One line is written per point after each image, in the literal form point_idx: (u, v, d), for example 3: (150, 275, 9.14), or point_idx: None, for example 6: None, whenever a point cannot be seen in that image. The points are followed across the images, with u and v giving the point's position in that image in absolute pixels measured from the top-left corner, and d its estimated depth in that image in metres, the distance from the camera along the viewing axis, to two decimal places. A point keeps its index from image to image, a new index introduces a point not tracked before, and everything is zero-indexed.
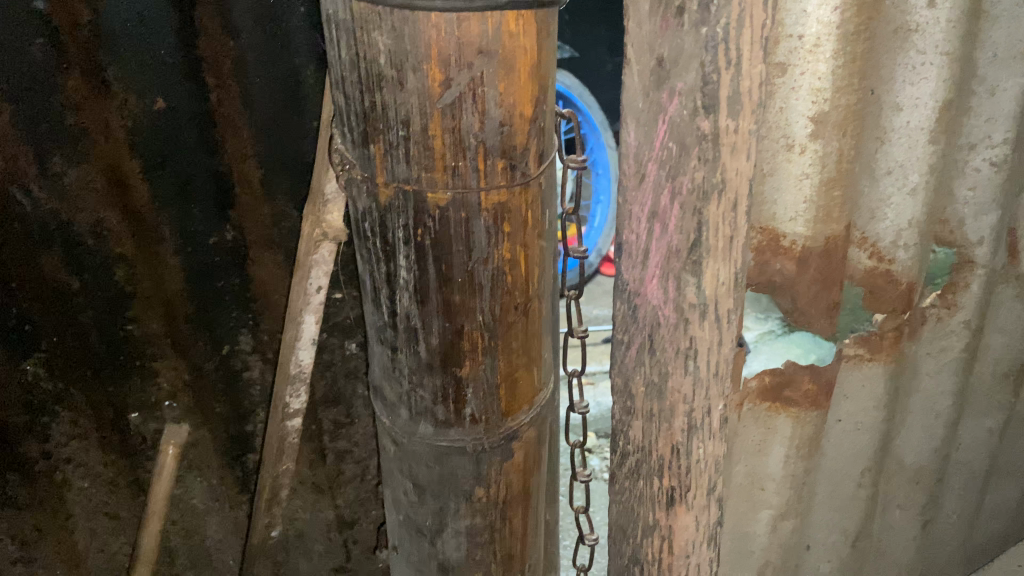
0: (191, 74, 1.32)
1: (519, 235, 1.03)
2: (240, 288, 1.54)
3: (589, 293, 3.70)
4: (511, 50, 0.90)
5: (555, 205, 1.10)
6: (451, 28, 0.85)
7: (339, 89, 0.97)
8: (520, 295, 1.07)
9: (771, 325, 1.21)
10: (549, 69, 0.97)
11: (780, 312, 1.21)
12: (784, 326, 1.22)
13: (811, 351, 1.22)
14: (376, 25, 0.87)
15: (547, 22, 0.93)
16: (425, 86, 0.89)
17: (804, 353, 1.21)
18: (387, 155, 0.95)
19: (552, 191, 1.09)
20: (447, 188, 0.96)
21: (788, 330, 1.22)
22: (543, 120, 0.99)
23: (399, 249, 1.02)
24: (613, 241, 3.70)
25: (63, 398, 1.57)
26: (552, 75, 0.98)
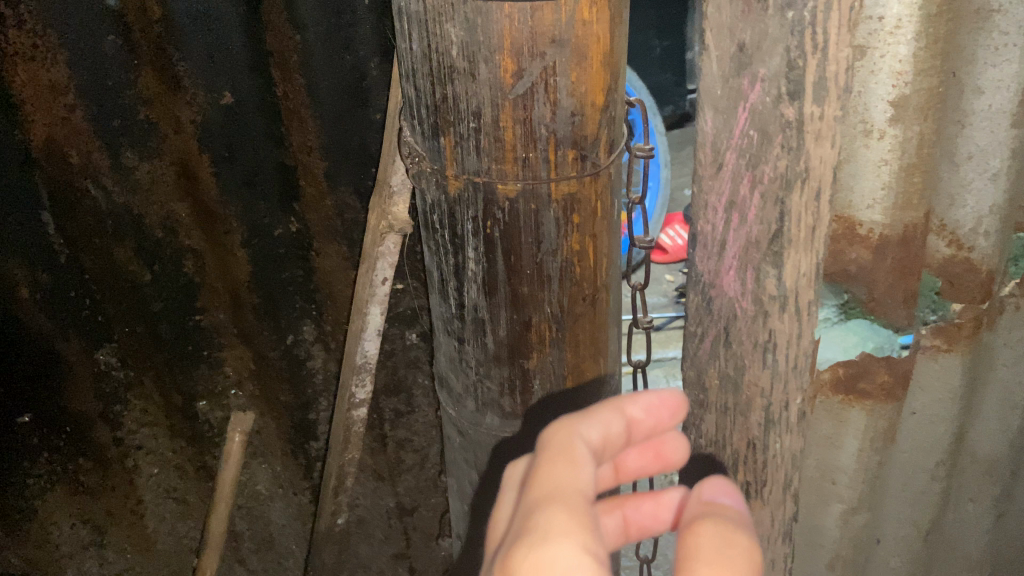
0: (258, 69, 1.32)
1: (588, 226, 1.02)
2: (305, 279, 1.56)
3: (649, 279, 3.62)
4: (584, 38, 0.88)
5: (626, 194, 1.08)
6: (525, 17, 0.85)
7: (409, 82, 0.96)
8: (588, 286, 1.06)
9: (826, 312, 1.17)
10: (622, 56, 0.95)
11: (836, 299, 1.17)
12: (840, 312, 1.18)
13: (867, 339, 1.18)
14: (449, 16, 0.87)
15: (620, 8, 0.91)
16: (497, 77, 0.88)
17: (860, 342, 1.18)
18: (457, 146, 0.95)
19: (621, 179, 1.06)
20: (517, 179, 0.95)
21: (844, 318, 1.18)
22: (618, 109, 0.98)
23: (468, 241, 1.01)
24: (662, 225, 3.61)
25: (134, 386, 1.62)
26: (625, 62, 0.96)
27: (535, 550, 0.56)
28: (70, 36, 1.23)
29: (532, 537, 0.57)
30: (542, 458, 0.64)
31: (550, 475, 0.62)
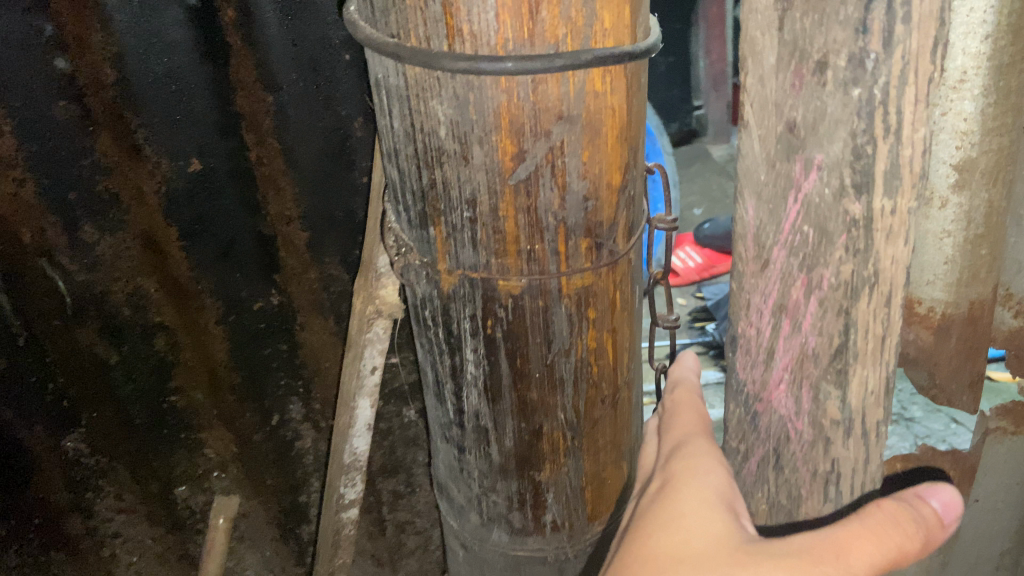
0: (228, 131, 1.20)
1: (606, 320, 0.87)
2: (290, 353, 1.43)
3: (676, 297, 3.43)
4: (596, 111, 0.74)
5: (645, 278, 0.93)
6: (526, 92, 0.71)
7: (392, 162, 0.82)
8: (607, 386, 0.91)
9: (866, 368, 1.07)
10: (641, 125, 0.82)
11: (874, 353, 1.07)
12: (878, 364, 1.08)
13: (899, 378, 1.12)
14: (435, 92, 0.72)
15: (639, 74, 0.77)
16: (494, 161, 0.74)
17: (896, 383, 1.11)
18: (450, 238, 0.80)
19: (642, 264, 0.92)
20: (521, 275, 0.81)
21: None
22: (637, 186, 0.84)
23: (465, 342, 0.87)
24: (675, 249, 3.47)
25: (107, 473, 1.47)
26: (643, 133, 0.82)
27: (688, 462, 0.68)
28: (17, 104, 1.09)
29: (682, 453, 0.70)
30: (679, 411, 0.78)
31: (688, 423, 0.75)
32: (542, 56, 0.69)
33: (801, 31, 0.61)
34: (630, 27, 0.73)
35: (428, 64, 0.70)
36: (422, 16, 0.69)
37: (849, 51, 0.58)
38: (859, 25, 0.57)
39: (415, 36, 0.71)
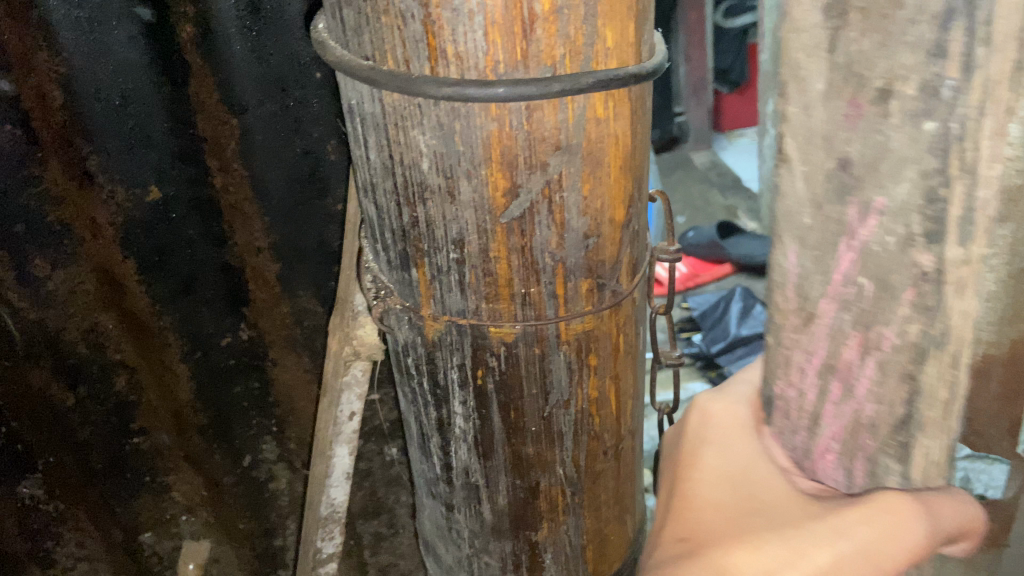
0: (190, 156, 1.11)
1: (608, 367, 0.79)
2: (261, 391, 1.35)
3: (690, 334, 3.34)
4: (597, 139, 0.66)
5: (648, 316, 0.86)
6: (520, 119, 0.63)
7: (369, 198, 0.74)
8: (609, 437, 0.82)
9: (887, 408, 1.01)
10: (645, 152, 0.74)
11: None
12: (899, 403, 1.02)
13: None
14: (416, 121, 0.64)
15: (642, 97, 0.70)
16: (484, 197, 0.66)
17: None
18: (435, 282, 0.72)
19: (644, 301, 0.84)
20: (515, 321, 0.72)
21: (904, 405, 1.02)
22: (642, 220, 0.76)
23: (453, 394, 0.78)
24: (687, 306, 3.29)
25: (67, 519, 1.34)
26: (646, 161, 0.74)
27: (724, 396, 0.63)
28: None
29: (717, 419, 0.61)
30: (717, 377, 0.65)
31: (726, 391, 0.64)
32: (538, 81, 0.61)
33: (857, 53, 0.46)
34: (636, 47, 0.66)
35: (408, 90, 0.62)
36: (400, 37, 0.61)
37: (921, 78, 0.45)
38: (931, 48, 0.44)
39: (394, 58, 0.62)
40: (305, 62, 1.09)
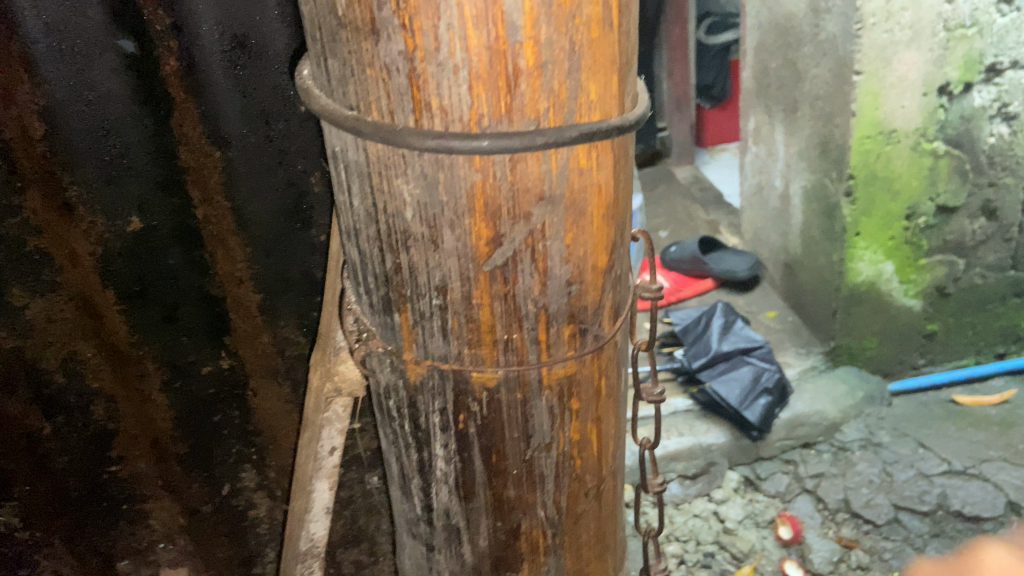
0: (172, 187, 1.11)
1: (590, 410, 0.79)
2: (242, 419, 1.35)
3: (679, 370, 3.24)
4: (580, 190, 0.66)
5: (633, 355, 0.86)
6: (503, 170, 0.63)
7: (352, 242, 0.74)
8: (591, 478, 0.82)
9: None
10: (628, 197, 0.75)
11: None
12: None
13: None
14: (400, 170, 0.64)
15: (625, 146, 0.70)
16: (467, 246, 0.66)
17: None
18: (418, 328, 0.72)
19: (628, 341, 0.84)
20: (498, 366, 0.72)
21: None
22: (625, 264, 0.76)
23: (435, 437, 0.78)
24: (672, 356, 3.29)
25: (42, 548, 1.32)
26: (630, 207, 0.74)
27: None
28: None
29: None
30: None
31: None
32: (522, 134, 0.61)
33: None
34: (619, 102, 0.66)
35: (391, 141, 0.62)
36: (385, 88, 0.61)
37: None
38: None
39: (378, 109, 0.62)
40: (289, 96, 1.10)
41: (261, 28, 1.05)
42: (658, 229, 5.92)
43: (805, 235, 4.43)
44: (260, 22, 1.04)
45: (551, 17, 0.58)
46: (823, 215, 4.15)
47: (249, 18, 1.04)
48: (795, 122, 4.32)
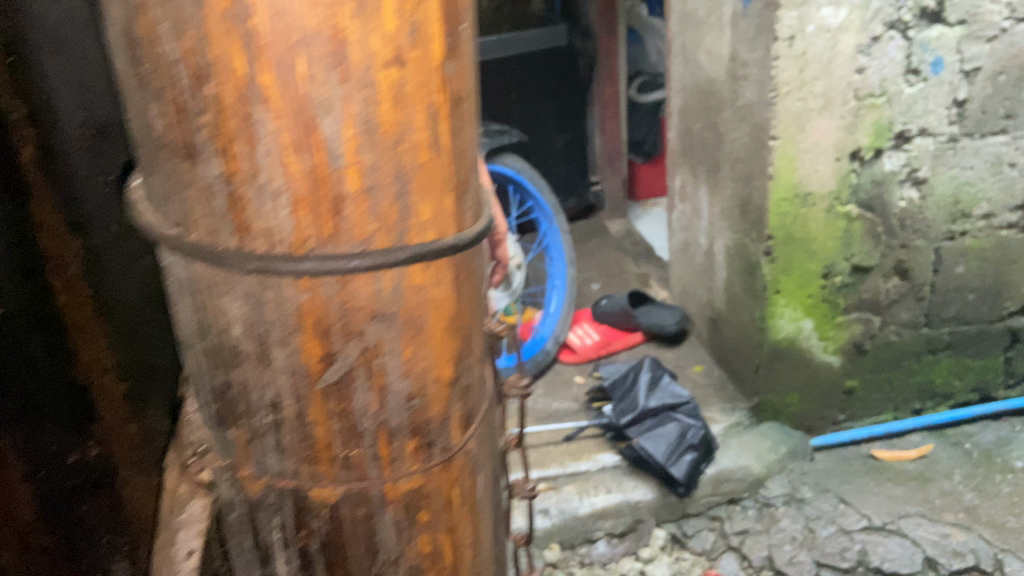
0: (31, 275, 1.27)
1: (439, 517, 1.08)
2: (109, 508, 1.53)
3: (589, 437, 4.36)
4: (415, 304, 0.95)
5: (481, 464, 1.14)
6: (332, 288, 0.91)
7: (191, 360, 1.03)
8: (445, 564, 1.11)
9: None
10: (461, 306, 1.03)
11: None
12: None
13: None
14: (226, 290, 0.93)
15: (462, 280, 1.01)
16: (301, 363, 0.94)
17: None
18: (254, 441, 0.99)
19: (474, 458, 1.12)
20: (335, 480, 1.00)
21: None
22: (466, 379, 1.05)
23: (278, 555, 1.05)
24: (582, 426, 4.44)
25: None
26: (472, 328, 1.05)
27: None
28: None
29: None
30: None
31: None
32: (347, 248, 0.89)
33: None
34: (437, 219, 0.94)
35: (233, 263, 0.90)
36: (209, 205, 0.89)
37: None
38: None
39: (222, 238, 0.90)
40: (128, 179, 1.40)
41: (105, 111, 1.35)
42: (590, 283, 6.02)
43: (727, 292, 4.57)
44: (108, 102, 1.34)
45: (366, 152, 0.87)
46: (745, 273, 4.30)
47: (96, 105, 1.33)
48: (716, 183, 4.48)
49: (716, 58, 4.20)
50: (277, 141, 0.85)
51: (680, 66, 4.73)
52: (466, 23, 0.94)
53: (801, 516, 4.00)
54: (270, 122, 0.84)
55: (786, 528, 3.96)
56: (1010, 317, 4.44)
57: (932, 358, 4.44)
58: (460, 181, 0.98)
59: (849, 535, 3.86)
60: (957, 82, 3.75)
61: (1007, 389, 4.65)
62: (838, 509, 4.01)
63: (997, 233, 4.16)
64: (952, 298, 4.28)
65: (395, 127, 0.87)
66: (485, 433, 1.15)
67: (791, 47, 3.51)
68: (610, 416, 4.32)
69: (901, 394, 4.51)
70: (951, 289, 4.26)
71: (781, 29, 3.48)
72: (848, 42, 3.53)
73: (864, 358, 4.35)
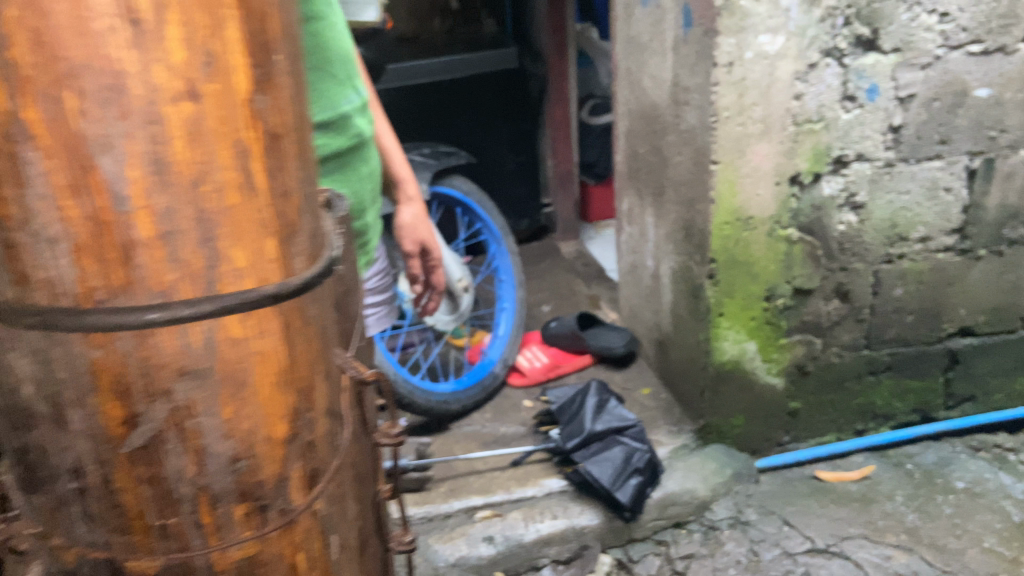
0: None
1: (271, 542, 1.19)
2: None
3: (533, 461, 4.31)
4: (231, 359, 1.06)
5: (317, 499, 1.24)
6: (130, 345, 1.00)
7: None
8: None
9: None
10: (296, 366, 1.16)
11: None
12: None
13: None
14: (17, 346, 1.01)
15: (286, 333, 1.12)
16: (110, 416, 1.03)
17: None
18: (65, 487, 1.08)
19: (305, 493, 1.22)
20: (156, 516, 1.09)
21: None
22: (304, 439, 1.18)
23: None
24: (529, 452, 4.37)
25: None
26: (301, 377, 1.16)
27: None
28: None
29: None
30: None
31: None
32: (145, 300, 0.99)
33: None
34: (241, 267, 1.04)
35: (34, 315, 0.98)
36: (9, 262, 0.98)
37: None
38: None
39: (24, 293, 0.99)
40: None
41: None
42: (540, 304, 6.01)
43: (673, 314, 4.58)
44: None
45: (152, 197, 0.95)
46: (689, 296, 4.31)
47: None
48: (661, 206, 4.50)
49: (659, 83, 4.24)
50: (49, 183, 0.93)
51: (625, 90, 4.77)
52: (265, 88, 1.03)
53: (746, 539, 4.00)
54: (40, 166, 0.92)
55: (731, 551, 3.95)
56: (948, 339, 4.52)
57: (874, 380, 4.51)
58: (280, 231, 1.08)
59: (793, 558, 3.86)
60: (892, 109, 3.80)
61: (947, 410, 4.72)
62: (782, 531, 4.02)
63: (934, 256, 4.23)
64: (892, 320, 4.34)
65: (185, 172, 0.97)
66: (327, 470, 1.26)
67: (730, 73, 3.56)
68: (557, 440, 4.26)
69: (844, 416, 4.56)
70: (890, 311, 4.32)
71: (720, 55, 3.53)
72: (786, 69, 3.58)
73: (808, 378, 4.39)
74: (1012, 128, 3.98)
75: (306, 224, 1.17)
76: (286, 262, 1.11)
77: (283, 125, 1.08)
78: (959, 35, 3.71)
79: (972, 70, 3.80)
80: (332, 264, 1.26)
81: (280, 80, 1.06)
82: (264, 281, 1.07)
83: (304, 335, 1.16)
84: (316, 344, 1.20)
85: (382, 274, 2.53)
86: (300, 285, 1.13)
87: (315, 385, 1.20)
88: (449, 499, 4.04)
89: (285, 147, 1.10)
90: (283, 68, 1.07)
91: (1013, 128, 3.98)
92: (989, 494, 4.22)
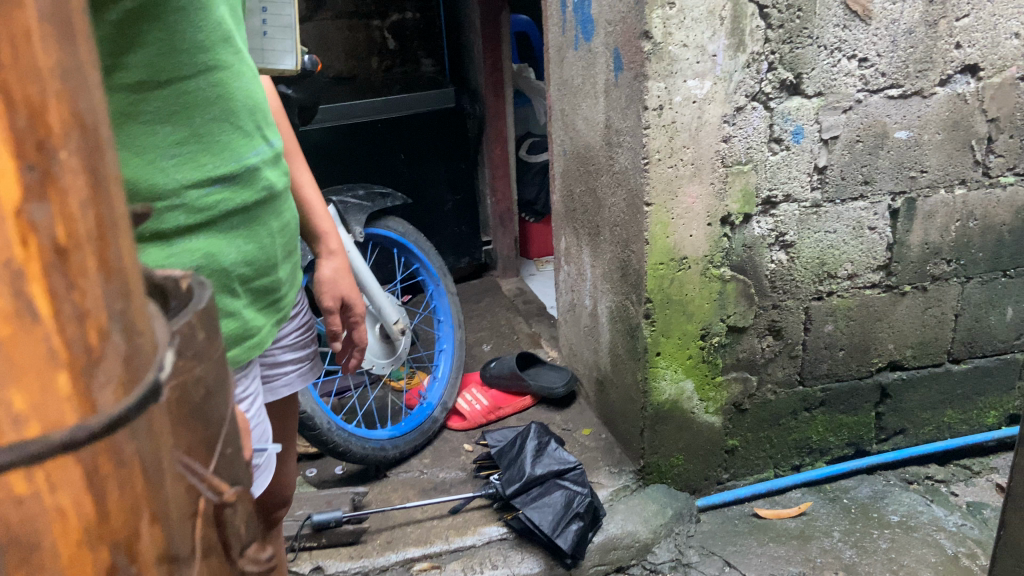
0: None
1: None
2: None
3: (471, 510, 4.20)
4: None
5: None
6: None
7: None
8: None
9: None
10: (117, 515, 0.57)
11: None
12: None
13: None
14: None
15: (105, 473, 0.55)
16: None
17: None
18: None
19: None
20: None
21: None
22: None
23: None
24: (469, 500, 4.25)
25: None
26: (131, 517, 0.58)
27: None
28: None
29: None
30: None
31: None
32: None
33: None
34: (23, 410, 0.51)
35: None
36: None
37: None
38: None
39: None
40: None
41: None
42: (481, 344, 5.95)
43: (612, 353, 4.55)
44: None
45: None
46: (627, 336, 4.28)
47: None
48: (598, 246, 4.49)
49: (593, 124, 4.26)
50: None
51: (560, 130, 4.79)
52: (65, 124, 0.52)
53: None
54: None
55: None
56: (878, 373, 4.61)
57: (808, 416, 4.58)
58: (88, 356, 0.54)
59: None
60: (817, 150, 3.90)
61: (879, 443, 4.82)
62: (724, 572, 4.01)
63: (862, 292, 4.33)
64: (823, 355, 4.43)
65: None
66: None
67: (660, 116, 3.57)
68: (496, 485, 4.18)
69: (780, 452, 4.62)
70: (822, 347, 4.40)
71: (650, 99, 3.53)
72: (714, 112, 3.64)
73: (744, 416, 4.44)
74: (931, 168, 4.12)
75: (144, 315, 0.61)
76: (102, 395, 0.55)
77: (84, 207, 0.54)
78: (877, 80, 3.84)
79: (891, 113, 3.93)
80: (190, 351, 0.69)
81: (77, 155, 0.53)
82: (62, 424, 0.53)
83: (139, 464, 0.58)
84: (161, 454, 0.61)
85: (303, 328, 2.45)
86: (135, 420, 0.57)
87: (156, 518, 0.61)
88: (385, 551, 3.91)
89: (100, 233, 0.55)
90: (83, 146, 0.53)
91: (931, 168, 4.12)
92: (922, 527, 4.29)
